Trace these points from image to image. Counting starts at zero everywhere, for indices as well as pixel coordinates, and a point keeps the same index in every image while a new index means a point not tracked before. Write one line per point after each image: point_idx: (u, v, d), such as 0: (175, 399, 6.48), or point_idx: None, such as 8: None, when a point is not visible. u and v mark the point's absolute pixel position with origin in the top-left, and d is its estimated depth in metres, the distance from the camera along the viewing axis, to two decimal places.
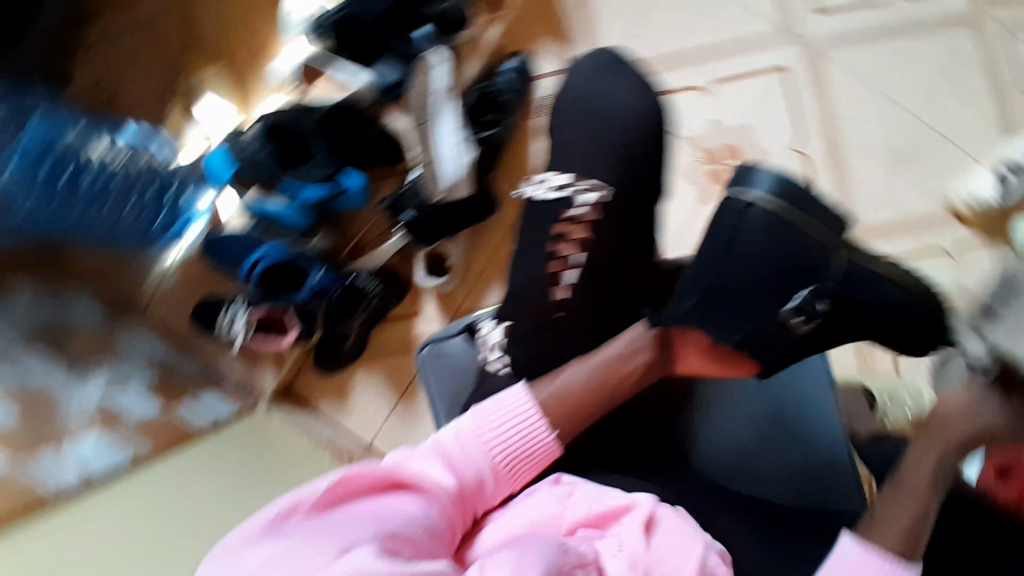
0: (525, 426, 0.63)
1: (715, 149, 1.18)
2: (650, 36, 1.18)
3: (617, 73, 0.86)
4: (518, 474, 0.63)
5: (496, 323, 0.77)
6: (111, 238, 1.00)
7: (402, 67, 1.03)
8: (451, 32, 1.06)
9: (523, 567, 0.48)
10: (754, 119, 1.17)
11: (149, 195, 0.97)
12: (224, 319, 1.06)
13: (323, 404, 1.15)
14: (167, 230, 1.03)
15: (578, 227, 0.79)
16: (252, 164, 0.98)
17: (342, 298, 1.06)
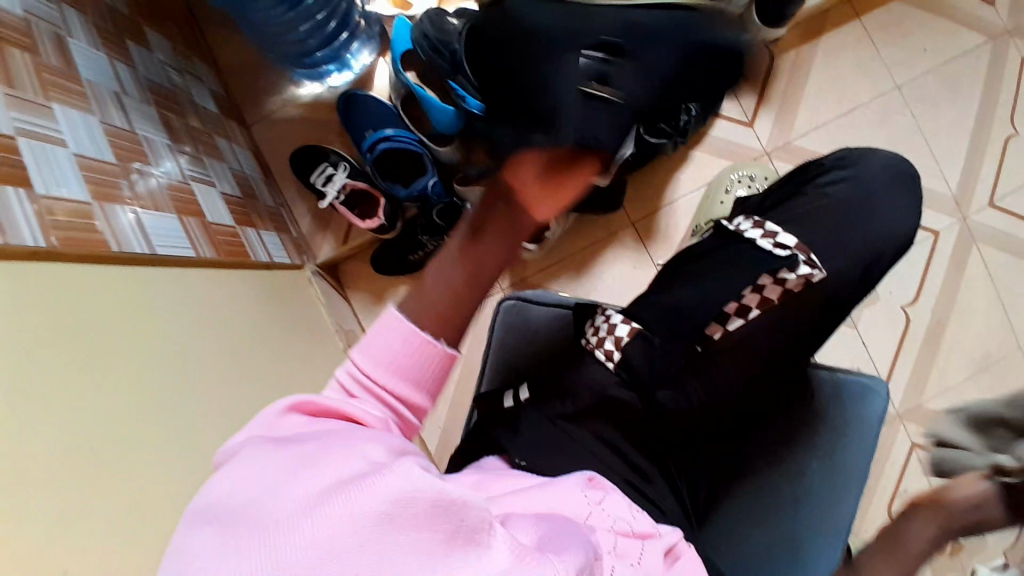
0: (395, 339, 0.54)
1: None
2: (836, 128, 1.14)
3: (902, 184, 0.72)
4: (427, 384, 0.55)
5: (625, 318, 0.68)
6: (276, 46, 1.03)
7: None
8: None
9: (546, 538, 0.47)
10: None
11: (330, 30, 1.00)
12: (319, 173, 1.05)
13: (357, 297, 1.15)
14: (321, 65, 1.07)
15: (777, 287, 0.67)
16: (433, 51, 0.96)
17: (440, 215, 1.04)
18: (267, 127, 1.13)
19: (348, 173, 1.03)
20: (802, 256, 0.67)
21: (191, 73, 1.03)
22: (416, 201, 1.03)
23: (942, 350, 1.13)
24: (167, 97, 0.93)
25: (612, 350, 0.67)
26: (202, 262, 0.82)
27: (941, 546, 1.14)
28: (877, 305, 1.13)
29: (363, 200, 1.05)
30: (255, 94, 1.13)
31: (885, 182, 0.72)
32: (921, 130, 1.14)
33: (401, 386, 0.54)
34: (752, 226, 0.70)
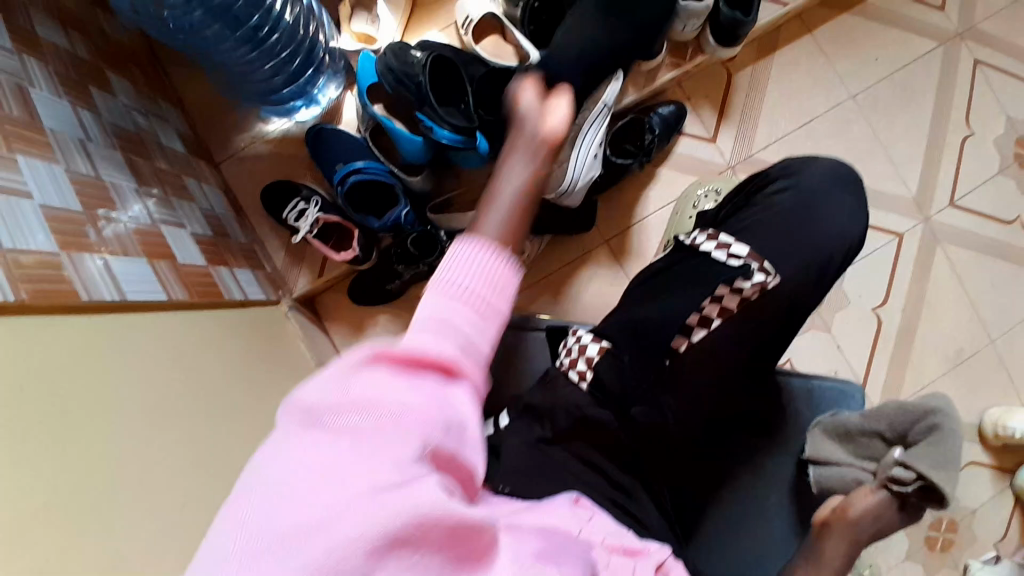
0: (477, 262, 0.54)
1: None
2: (797, 140, 1.17)
3: (847, 190, 0.75)
4: (504, 304, 0.54)
5: (594, 337, 0.70)
6: (245, 83, 1.04)
7: None
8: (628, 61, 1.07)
9: (549, 549, 0.43)
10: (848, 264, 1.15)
11: (298, 66, 1.01)
12: (292, 209, 1.05)
13: (336, 331, 1.14)
14: (290, 101, 1.07)
15: (737, 296, 0.68)
16: (399, 84, 0.98)
17: (415, 245, 1.04)
18: (239, 164, 1.13)
19: (321, 208, 1.04)
20: (755, 265, 0.69)
21: (157, 116, 1.03)
22: (390, 232, 1.03)
23: (915, 348, 1.16)
24: (134, 141, 0.94)
25: (584, 369, 0.68)
26: (173, 304, 0.81)
27: (934, 541, 1.15)
28: (850, 309, 1.15)
29: (340, 235, 1.06)
30: (224, 132, 1.13)
31: (828, 188, 0.75)
32: (878, 137, 1.18)
33: (488, 299, 0.53)
34: (707, 238, 0.72)
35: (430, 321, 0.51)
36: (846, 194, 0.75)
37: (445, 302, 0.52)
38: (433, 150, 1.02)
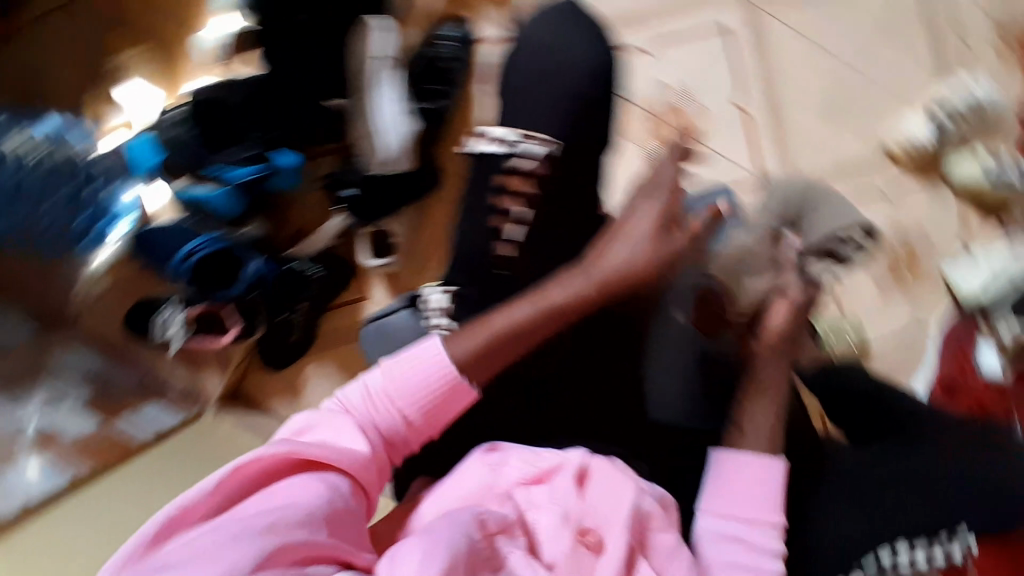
0: (427, 362, 0.61)
1: (656, 107, 1.21)
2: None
3: (568, 22, 0.82)
4: (433, 406, 0.61)
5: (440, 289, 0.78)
6: (45, 236, 1.00)
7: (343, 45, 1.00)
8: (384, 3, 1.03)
9: (429, 554, 0.49)
10: (691, 78, 1.21)
11: (79, 190, 0.97)
12: (158, 323, 1.00)
13: (275, 406, 1.07)
14: (94, 228, 1.00)
15: (519, 175, 0.77)
16: (173, 146, 0.97)
17: (283, 288, 1.01)
18: (92, 308, 1.05)
19: (181, 304, 1.00)
20: (520, 142, 0.77)
21: None
22: (255, 290, 0.98)
23: (785, 116, 1.20)
24: None
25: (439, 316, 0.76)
26: (78, 483, 0.84)
27: (897, 267, 1.18)
28: (714, 115, 1.20)
29: (210, 318, 1.00)
30: (58, 288, 1.05)
31: (552, 35, 0.82)
32: None
33: (412, 407, 0.60)
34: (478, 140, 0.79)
35: (362, 391, 0.61)
36: (577, 32, 0.82)
37: (388, 388, 0.61)
38: (246, 191, 0.98)
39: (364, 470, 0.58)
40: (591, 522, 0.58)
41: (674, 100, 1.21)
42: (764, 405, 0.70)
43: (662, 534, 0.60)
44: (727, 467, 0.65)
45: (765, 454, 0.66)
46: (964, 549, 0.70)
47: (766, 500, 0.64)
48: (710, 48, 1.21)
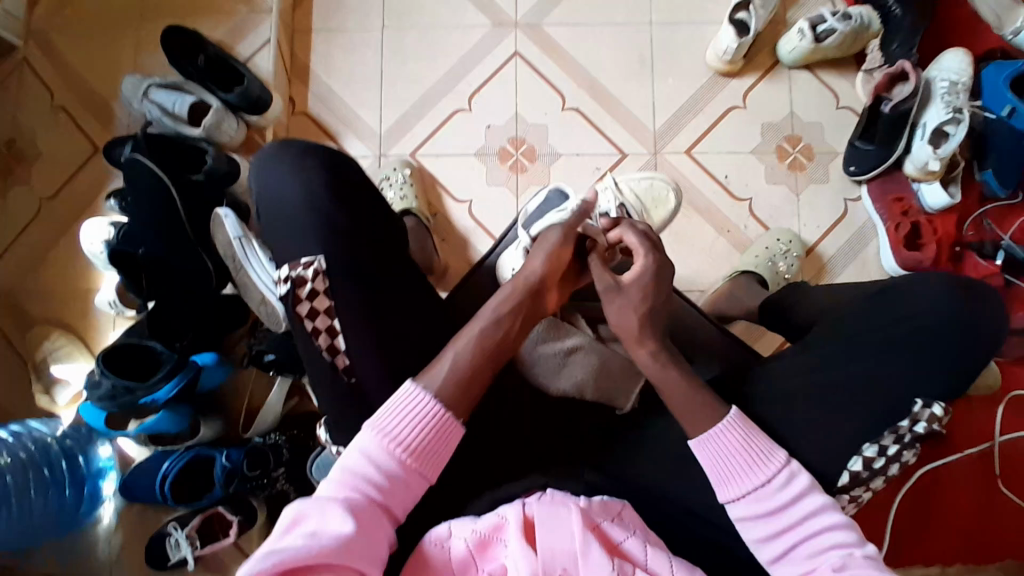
0: (414, 410, 0.66)
1: (778, 146, 1.22)
2: (660, 30, 1.26)
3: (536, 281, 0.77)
4: (420, 450, 0.66)
5: (306, 262, 0.74)
6: (41, 532, 1.01)
7: (430, 127, 1.25)
8: (440, 63, 1.27)
9: (368, 544, 0.60)
10: (789, 104, 1.23)
11: (51, 474, 1.01)
12: (168, 546, 1.04)
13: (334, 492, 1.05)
14: (84, 493, 1.05)
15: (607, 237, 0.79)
16: (103, 399, 0.97)
17: (253, 467, 1.03)
18: (119, 531, 1.09)
19: (183, 526, 1.04)
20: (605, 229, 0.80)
21: (43, 524, 1.00)
22: (231, 483, 1.02)
23: None
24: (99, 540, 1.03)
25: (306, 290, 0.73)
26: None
27: None
28: (829, 127, 1.22)
29: (250, 396, 1.14)
30: (83, 553, 1.08)
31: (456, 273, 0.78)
32: None
33: (405, 450, 0.65)
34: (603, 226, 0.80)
35: (367, 454, 0.64)
36: (284, 189, 0.78)
37: (386, 440, 0.65)
38: (185, 405, 1.05)
39: (368, 535, 0.60)
40: (390, 504, 0.64)
41: (790, 130, 1.22)
42: (856, 443, 0.65)
43: (629, 540, 0.66)
44: (712, 445, 0.66)
45: (715, 425, 0.66)
46: (929, 417, 0.64)
47: (750, 452, 0.65)
48: (795, 78, 1.23)
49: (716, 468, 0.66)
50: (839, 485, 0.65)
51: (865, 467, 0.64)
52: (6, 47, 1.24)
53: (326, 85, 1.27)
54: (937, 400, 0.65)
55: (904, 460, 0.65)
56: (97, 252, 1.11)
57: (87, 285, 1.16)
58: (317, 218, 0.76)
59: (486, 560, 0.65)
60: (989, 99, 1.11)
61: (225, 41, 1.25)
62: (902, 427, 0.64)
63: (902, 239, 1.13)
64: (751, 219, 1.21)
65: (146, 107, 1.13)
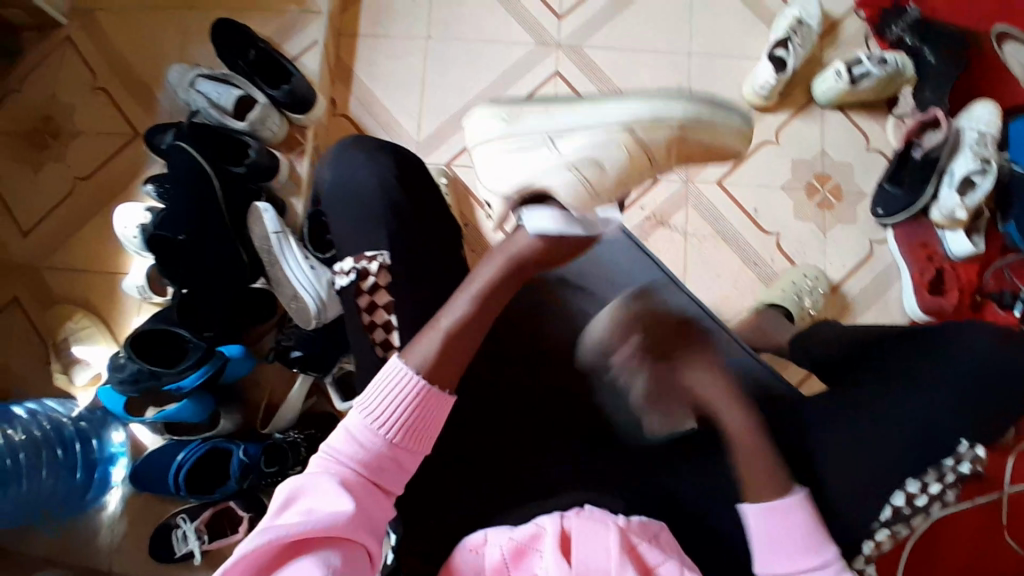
0: (396, 387, 0.62)
1: (807, 183, 1.25)
2: (699, 61, 1.29)
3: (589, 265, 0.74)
4: (405, 427, 0.62)
5: (371, 256, 0.72)
6: (45, 511, 1.00)
7: (468, 138, 1.27)
8: (482, 76, 1.29)
9: (366, 525, 0.58)
10: (820, 143, 1.26)
11: (64, 454, 1.00)
12: (175, 539, 1.03)
13: None
14: (94, 477, 1.05)
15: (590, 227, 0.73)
16: (125, 383, 0.96)
17: (270, 463, 1.03)
18: (124, 519, 1.07)
19: (191, 518, 1.03)
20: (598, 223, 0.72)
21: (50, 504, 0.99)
22: (247, 477, 1.02)
23: None
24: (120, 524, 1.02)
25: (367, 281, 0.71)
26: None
27: None
28: (858, 168, 1.25)
29: (271, 391, 1.13)
30: (86, 538, 1.06)
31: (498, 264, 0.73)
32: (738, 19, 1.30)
33: (389, 427, 0.61)
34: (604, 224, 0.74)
35: (352, 436, 0.61)
36: (337, 185, 0.78)
37: (370, 419, 0.61)
38: (207, 394, 1.04)
39: (362, 515, 0.58)
40: (379, 483, 0.61)
41: (820, 168, 1.25)
42: None
43: (665, 564, 0.63)
44: (765, 526, 0.66)
45: (779, 501, 0.66)
46: (973, 459, 0.68)
47: (801, 539, 0.65)
48: (826, 117, 1.26)
49: (763, 544, 0.66)
50: (883, 518, 0.69)
51: (908, 504, 0.68)
52: (50, 24, 1.25)
53: (368, 88, 1.28)
54: (978, 441, 0.69)
55: (945, 498, 0.69)
56: (129, 236, 1.10)
57: (114, 267, 1.16)
58: (368, 216, 0.76)
59: (518, 568, 0.64)
60: (1016, 150, 1.16)
61: (272, 38, 1.26)
62: (948, 464, 0.68)
63: (925, 283, 1.15)
64: (776, 252, 1.22)
65: (193, 97, 1.15)
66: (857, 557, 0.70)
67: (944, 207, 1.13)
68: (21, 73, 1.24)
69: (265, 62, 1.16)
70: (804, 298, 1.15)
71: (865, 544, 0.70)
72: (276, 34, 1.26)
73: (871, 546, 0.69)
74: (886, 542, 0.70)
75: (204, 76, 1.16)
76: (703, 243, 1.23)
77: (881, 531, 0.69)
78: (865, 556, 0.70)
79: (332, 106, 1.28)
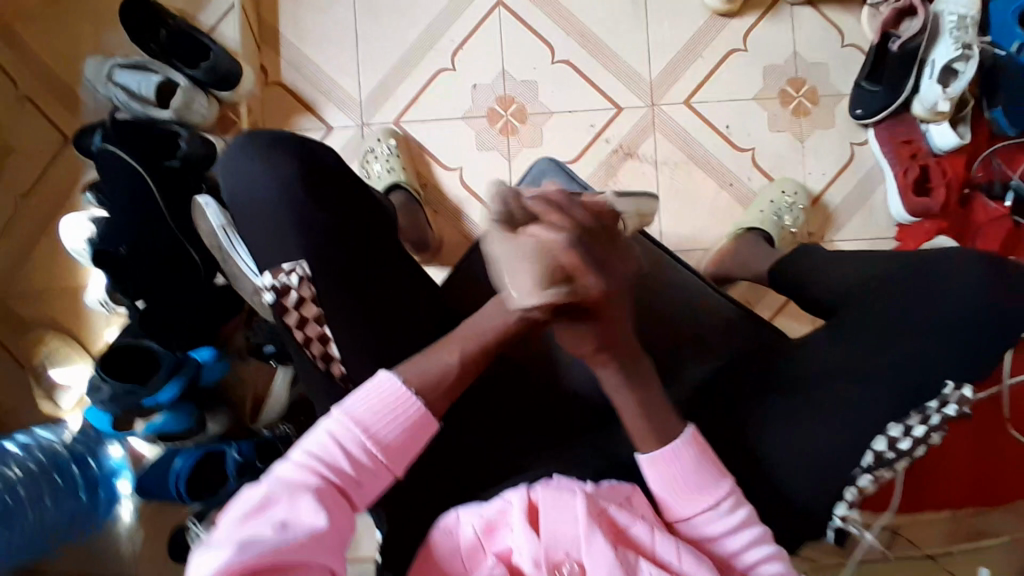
0: (388, 398, 0.62)
1: (782, 91, 1.16)
2: None
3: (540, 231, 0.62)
4: (391, 442, 0.61)
5: (291, 271, 0.69)
6: (60, 534, 1.03)
7: (414, 91, 1.18)
8: (419, 20, 1.18)
9: (336, 536, 0.57)
10: (792, 44, 1.16)
11: (64, 479, 1.01)
12: (191, 541, 1.05)
13: None
14: (100, 495, 1.06)
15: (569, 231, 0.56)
16: (106, 403, 0.95)
17: (265, 459, 1.03)
18: (139, 524, 1.11)
19: (201, 519, 1.05)
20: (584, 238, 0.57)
21: (58, 531, 1.02)
22: (246, 475, 1.02)
23: None
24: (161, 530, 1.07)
25: (291, 297, 0.69)
26: None
27: None
28: (835, 66, 1.15)
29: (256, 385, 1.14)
30: (107, 546, 1.10)
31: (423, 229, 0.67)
32: None
33: (374, 437, 0.61)
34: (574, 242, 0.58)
35: (334, 441, 0.60)
36: (257, 177, 0.72)
37: (356, 428, 0.60)
38: (188, 402, 1.03)
39: (335, 526, 0.57)
40: (353, 495, 0.60)
41: (794, 73, 1.16)
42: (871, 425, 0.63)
43: (636, 524, 0.62)
44: (659, 473, 0.62)
45: (662, 449, 0.62)
46: (959, 399, 0.62)
47: (695, 477, 0.62)
48: (798, 14, 1.15)
49: (662, 491, 0.63)
50: (865, 464, 0.62)
51: (891, 448, 0.61)
52: None
53: (299, 52, 1.19)
54: (966, 381, 0.63)
55: (932, 442, 0.63)
56: (80, 250, 1.07)
57: (73, 282, 1.13)
58: (300, 215, 0.71)
59: (493, 544, 0.62)
60: (1000, 35, 1.05)
61: (186, 10, 1.16)
62: (932, 408, 0.62)
63: (910, 184, 1.08)
64: (754, 171, 1.16)
65: (112, 92, 1.07)
66: (839, 505, 0.63)
67: (925, 103, 1.06)
68: None
69: (178, 40, 1.08)
70: (784, 217, 1.10)
71: (848, 490, 0.63)
72: (190, 5, 1.16)
73: (854, 492, 0.63)
74: (870, 487, 0.63)
75: (117, 65, 1.07)
76: (676, 173, 1.16)
77: (864, 478, 0.62)
78: (848, 506, 0.63)
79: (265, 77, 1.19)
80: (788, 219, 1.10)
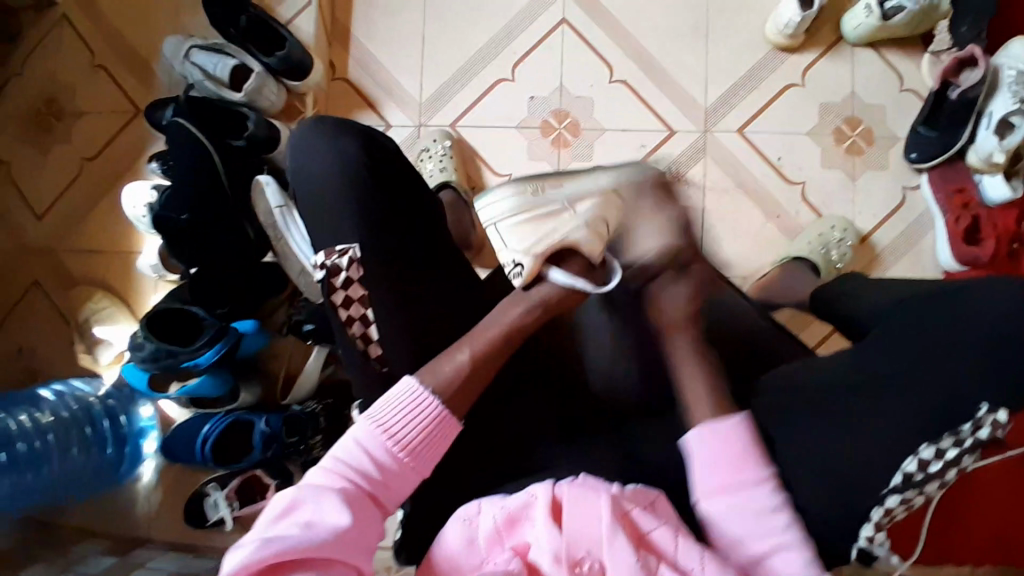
0: (413, 404, 0.63)
1: (834, 129, 1.17)
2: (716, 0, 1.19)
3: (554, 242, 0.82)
4: (414, 446, 0.62)
5: (346, 249, 0.73)
6: (82, 484, 1.06)
7: (473, 97, 1.22)
8: (484, 29, 1.23)
9: (362, 539, 0.57)
10: (848, 84, 1.17)
11: (93, 432, 1.04)
12: (208, 506, 1.07)
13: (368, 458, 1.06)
14: (125, 452, 1.09)
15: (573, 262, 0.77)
16: (145, 361, 0.97)
17: (291, 432, 1.05)
18: (161, 489, 1.12)
19: (222, 487, 1.07)
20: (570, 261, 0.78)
21: (79, 481, 1.04)
22: (270, 447, 1.04)
23: None
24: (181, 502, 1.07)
25: (343, 274, 0.72)
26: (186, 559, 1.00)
27: None
28: (890, 109, 1.16)
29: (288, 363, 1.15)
30: (127, 507, 1.12)
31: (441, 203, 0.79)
32: None
33: (397, 443, 0.62)
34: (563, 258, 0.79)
35: (360, 446, 0.61)
36: (324, 159, 0.76)
37: (380, 433, 0.61)
38: (223, 370, 1.06)
39: (360, 528, 0.57)
40: (379, 498, 0.60)
41: (848, 112, 1.17)
42: None
43: (659, 530, 0.61)
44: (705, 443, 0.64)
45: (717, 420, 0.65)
46: (994, 424, 0.55)
47: (738, 459, 0.63)
48: (857, 55, 1.17)
49: (698, 467, 0.64)
50: (892, 484, 0.57)
51: (920, 470, 0.56)
52: (46, 2, 1.23)
53: (367, 49, 1.23)
54: (1003, 405, 0.55)
55: (963, 465, 0.57)
56: (139, 216, 1.11)
57: (128, 246, 1.17)
58: (363, 196, 0.74)
59: (512, 536, 0.63)
60: None
61: (265, 1, 1.22)
62: (963, 431, 0.56)
63: (961, 231, 1.08)
64: (801, 204, 1.16)
65: (188, 69, 1.12)
66: (864, 525, 0.59)
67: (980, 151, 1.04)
68: (18, 56, 1.22)
69: (255, 27, 1.13)
70: (830, 251, 1.10)
71: (873, 511, 0.58)
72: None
73: (880, 514, 0.58)
74: (898, 509, 0.58)
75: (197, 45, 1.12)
76: (721, 198, 1.17)
77: (891, 499, 0.57)
78: (875, 526, 0.58)
79: (333, 71, 1.24)
80: (834, 254, 1.10)
